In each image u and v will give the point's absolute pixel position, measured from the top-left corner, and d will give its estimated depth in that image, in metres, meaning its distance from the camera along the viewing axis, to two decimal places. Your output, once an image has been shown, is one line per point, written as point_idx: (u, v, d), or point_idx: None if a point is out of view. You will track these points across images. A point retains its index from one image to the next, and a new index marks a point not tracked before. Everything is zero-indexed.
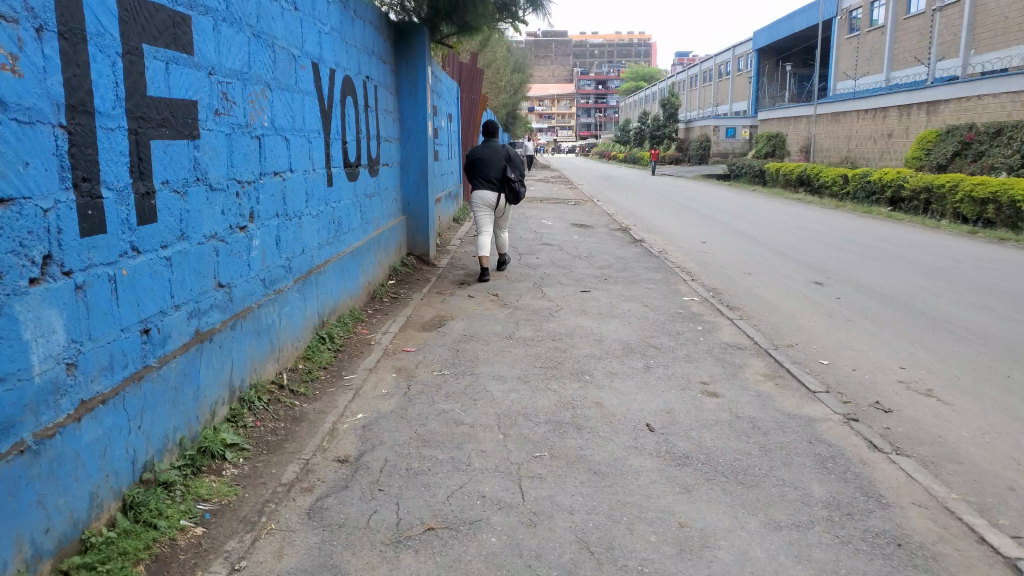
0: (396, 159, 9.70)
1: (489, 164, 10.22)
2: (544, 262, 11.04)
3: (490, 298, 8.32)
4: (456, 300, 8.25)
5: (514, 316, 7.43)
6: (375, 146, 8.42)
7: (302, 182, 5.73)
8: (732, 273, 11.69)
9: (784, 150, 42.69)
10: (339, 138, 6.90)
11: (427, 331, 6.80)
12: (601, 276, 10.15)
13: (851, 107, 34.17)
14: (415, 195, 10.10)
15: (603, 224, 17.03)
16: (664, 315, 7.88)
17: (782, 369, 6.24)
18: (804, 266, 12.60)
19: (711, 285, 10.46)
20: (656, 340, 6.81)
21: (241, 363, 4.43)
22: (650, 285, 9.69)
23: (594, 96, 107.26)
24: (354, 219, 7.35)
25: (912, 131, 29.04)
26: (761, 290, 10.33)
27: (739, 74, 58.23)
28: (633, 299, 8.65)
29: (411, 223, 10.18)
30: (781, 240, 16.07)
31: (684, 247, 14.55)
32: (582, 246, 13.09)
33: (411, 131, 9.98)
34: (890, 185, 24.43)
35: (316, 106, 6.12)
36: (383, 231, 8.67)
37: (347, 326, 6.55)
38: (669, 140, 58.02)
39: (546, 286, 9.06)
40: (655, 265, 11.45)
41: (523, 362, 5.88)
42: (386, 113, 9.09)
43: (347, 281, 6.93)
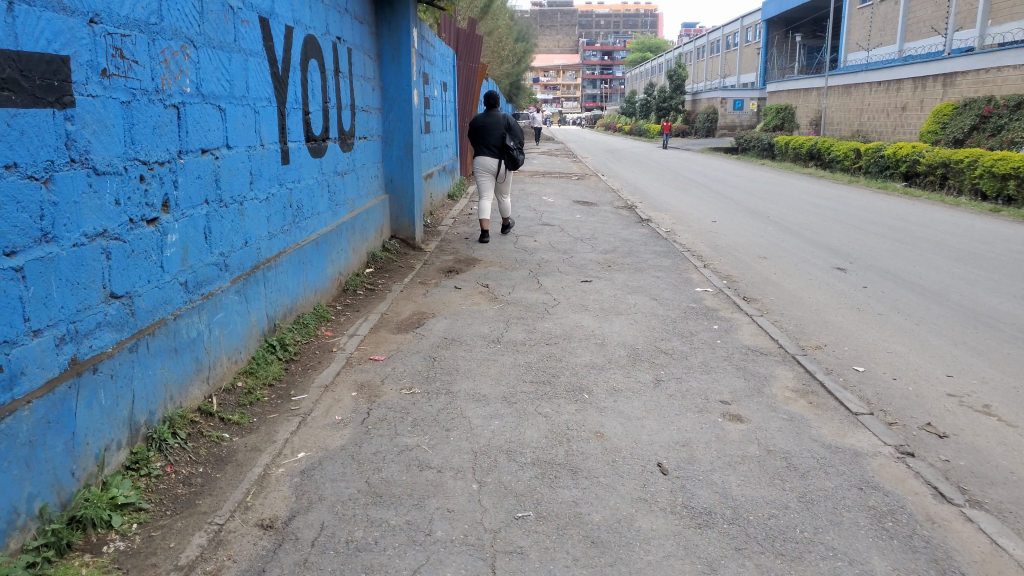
0: (376, 132, 8.75)
1: (489, 131, 10.34)
2: (542, 245, 10.08)
3: (479, 290, 7.37)
4: (440, 293, 7.31)
5: (503, 314, 6.49)
6: (348, 119, 7.48)
7: (243, 162, 4.84)
8: (746, 258, 10.71)
9: (794, 123, 41.37)
10: (299, 108, 5.95)
11: (402, 333, 5.87)
12: (604, 262, 9.18)
13: (864, 79, 32.88)
14: (399, 172, 9.14)
15: (607, 202, 16.02)
16: (676, 311, 6.93)
17: (815, 381, 5.27)
18: (823, 249, 11.61)
19: (724, 272, 9.49)
20: (668, 344, 5.87)
21: (147, 393, 3.59)
22: (658, 273, 8.73)
23: (599, 68, 105.31)
24: (319, 202, 6.44)
25: (928, 104, 27.81)
26: (780, 278, 9.36)
27: (748, 46, 56.69)
28: (639, 290, 7.69)
29: (395, 203, 9.25)
30: (795, 219, 15.04)
31: (692, 227, 13.57)
32: (584, 226, 12.11)
33: (394, 100, 9.00)
34: (905, 160, 23.34)
35: (265, 70, 5.18)
36: (360, 214, 7.74)
37: (307, 330, 5.65)
38: (675, 113, 56.62)
39: (543, 276, 8.11)
40: (662, 249, 10.48)
41: (509, 375, 4.96)
42: (363, 81, 8.12)
43: (311, 274, 6.06)
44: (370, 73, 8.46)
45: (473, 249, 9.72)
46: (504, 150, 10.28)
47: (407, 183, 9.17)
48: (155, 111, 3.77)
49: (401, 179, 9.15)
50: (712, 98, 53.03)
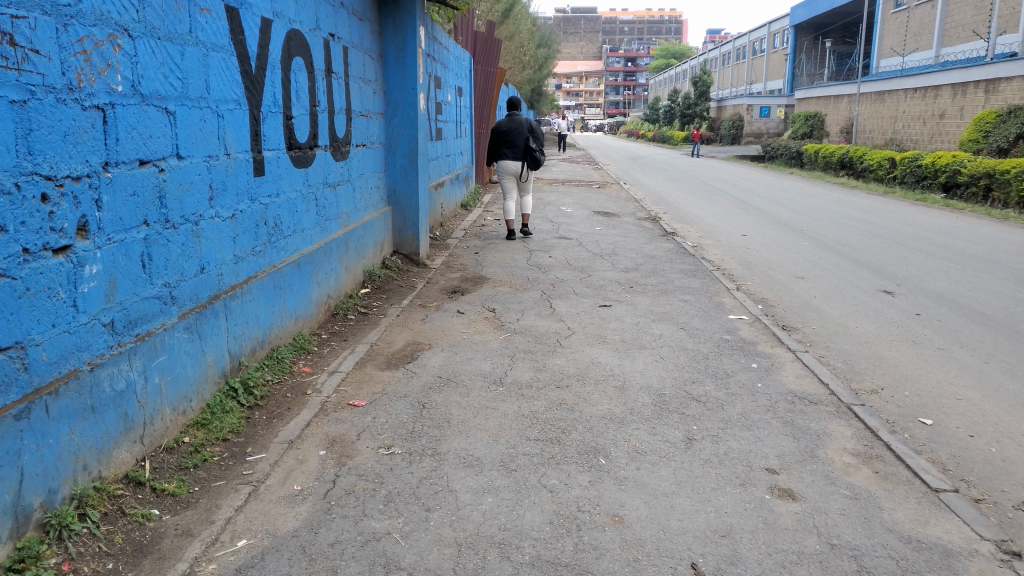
0: (378, 139, 7.97)
1: (512, 135, 10.60)
2: (559, 262, 9.28)
3: (484, 316, 6.58)
4: (440, 318, 6.52)
5: (509, 346, 5.70)
6: (343, 124, 6.71)
7: (201, 174, 4.03)
8: (782, 277, 9.84)
9: (823, 131, 40.26)
10: (278, 111, 5.15)
11: (391, 369, 5.09)
12: (626, 282, 8.37)
13: (898, 86, 31.77)
14: (403, 182, 8.37)
15: (630, 212, 15.21)
16: (707, 345, 6.09)
17: (878, 441, 4.42)
18: (865, 268, 10.71)
19: (758, 295, 8.65)
20: (700, 389, 5.04)
21: (45, 469, 2.75)
22: (686, 297, 7.89)
23: (623, 73, 104.40)
24: (303, 216, 5.67)
25: (968, 112, 26.68)
26: (820, 303, 8.50)
27: (775, 52, 55.63)
28: (665, 318, 6.87)
29: (398, 216, 8.47)
30: (831, 233, 14.13)
31: (722, 242, 12.72)
32: (604, 240, 11.29)
33: (398, 105, 8.23)
34: (943, 170, 22.26)
35: (232, 66, 4.38)
36: (354, 229, 6.96)
37: (281, 368, 4.85)
38: (699, 119, 55.62)
39: (558, 298, 7.31)
40: (690, 267, 9.64)
41: (511, 429, 4.16)
42: (362, 83, 7.36)
43: (289, 299, 5.26)
44: (371, 74, 7.69)
45: (483, 265, 8.94)
46: (527, 152, 10.60)
47: (412, 194, 8.39)
48: (67, 113, 2.90)
49: (405, 190, 8.38)
50: (739, 104, 51.97)
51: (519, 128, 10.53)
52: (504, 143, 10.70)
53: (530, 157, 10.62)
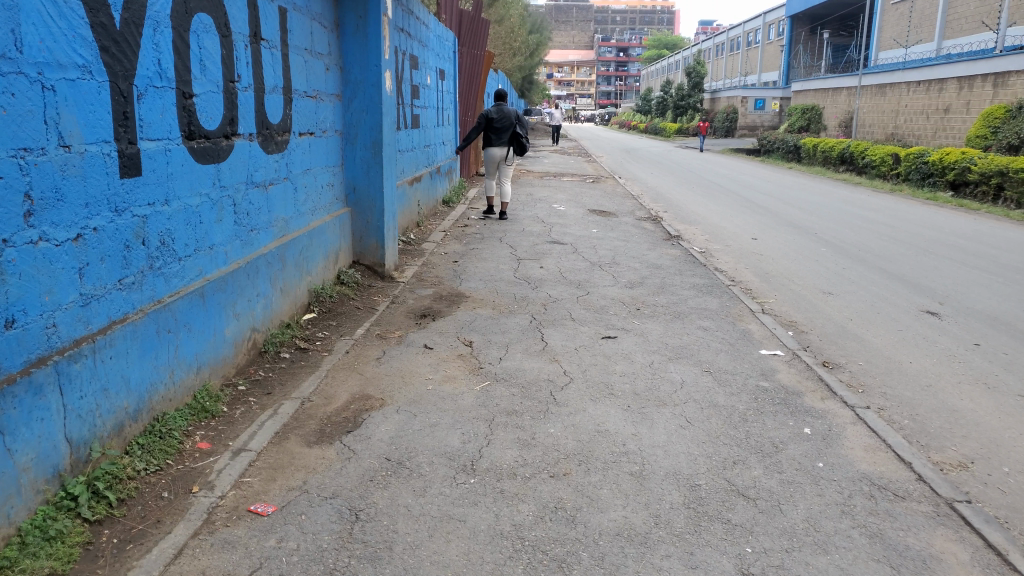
0: (331, 125, 6.56)
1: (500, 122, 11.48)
2: (551, 275, 7.92)
3: (458, 353, 5.20)
4: (401, 356, 5.12)
5: (486, 403, 4.32)
6: (278, 108, 5.32)
7: (10, 177, 2.65)
8: (806, 293, 8.51)
9: (820, 125, 38.99)
10: (168, 86, 3.75)
11: (319, 449, 3.69)
12: (630, 302, 7.00)
13: (900, 78, 30.55)
14: (364, 178, 6.96)
15: (627, 211, 13.86)
16: (744, 397, 4.73)
17: (1006, 569, 3.03)
18: (897, 282, 9.38)
19: (786, 317, 7.30)
20: (746, 475, 3.67)
21: None
22: (704, 322, 6.53)
23: (613, 63, 102.86)
24: (211, 228, 4.29)
25: (974, 106, 25.42)
26: (860, 328, 7.16)
27: (769, 44, 54.27)
28: (684, 355, 5.51)
29: (359, 219, 7.05)
30: (848, 237, 12.83)
31: (732, 246, 11.42)
32: (602, 246, 9.93)
33: (358, 85, 6.81)
34: (952, 168, 20.98)
35: (74, 14, 2.96)
36: (296, 239, 5.58)
37: (160, 451, 3.45)
38: (692, 111, 54.31)
39: (551, 326, 5.96)
40: (702, 281, 8.29)
41: (481, 566, 2.79)
42: (309, 57, 5.96)
43: (183, 345, 3.89)
44: (321, 46, 6.28)
45: (461, 278, 7.56)
46: (513, 139, 11.47)
47: (374, 193, 6.97)
48: None
49: (366, 188, 6.97)
50: (733, 96, 50.61)
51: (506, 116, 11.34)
52: (493, 130, 11.55)
53: (516, 142, 11.46)
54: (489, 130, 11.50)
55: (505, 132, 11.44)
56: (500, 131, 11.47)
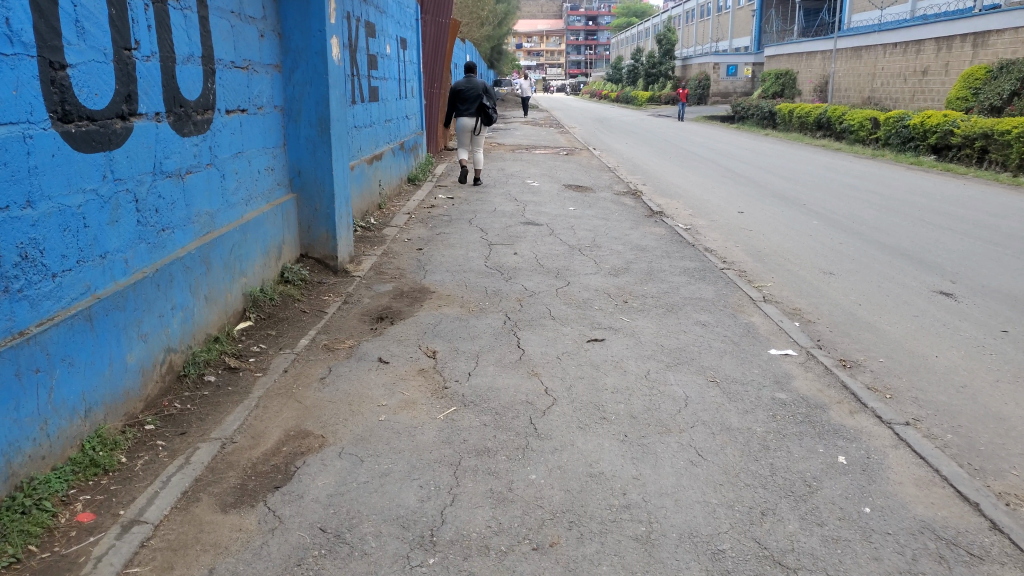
0: (269, 100, 5.65)
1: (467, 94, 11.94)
2: (526, 262, 7.10)
3: (419, 368, 4.40)
4: (351, 374, 4.30)
5: (451, 439, 3.53)
6: (196, 80, 4.38)
7: None
8: (805, 274, 7.78)
9: (795, 90, 38.25)
10: (23, 54, 2.90)
11: (238, 521, 2.89)
12: (616, 294, 6.22)
13: (876, 40, 29.87)
14: (311, 160, 6.07)
15: (605, 185, 13.05)
16: (762, 417, 4.03)
17: None
18: (900, 258, 8.68)
19: (788, 305, 6.56)
20: (781, 531, 2.90)
21: None
22: (701, 316, 5.77)
23: (583, 32, 101.33)
24: (103, 233, 3.44)
25: (953, 67, 24.77)
26: (871, 316, 6.44)
27: (740, 9, 53.34)
28: (684, 361, 4.74)
29: (305, 207, 6.16)
30: (838, 208, 12.12)
31: (718, 222, 10.68)
32: (580, 226, 9.13)
33: (300, 53, 5.90)
34: (934, 131, 20.34)
35: None
36: (225, 236, 4.70)
37: (19, 534, 2.67)
38: (664, 79, 53.47)
39: (528, 328, 5.15)
40: (693, 264, 7.52)
41: None
42: (237, 20, 5.03)
43: (61, 385, 3.05)
44: (253, 8, 5.35)
45: (426, 270, 6.72)
46: (481, 109, 11.94)
47: (324, 177, 6.11)
48: None
49: (314, 171, 6.10)
50: (705, 62, 49.71)
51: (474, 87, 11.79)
52: (460, 101, 11.99)
53: (483, 113, 11.90)
54: (457, 101, 11.93)
55: (473, 102, 11.86)
56: (468, 102, 11.89)
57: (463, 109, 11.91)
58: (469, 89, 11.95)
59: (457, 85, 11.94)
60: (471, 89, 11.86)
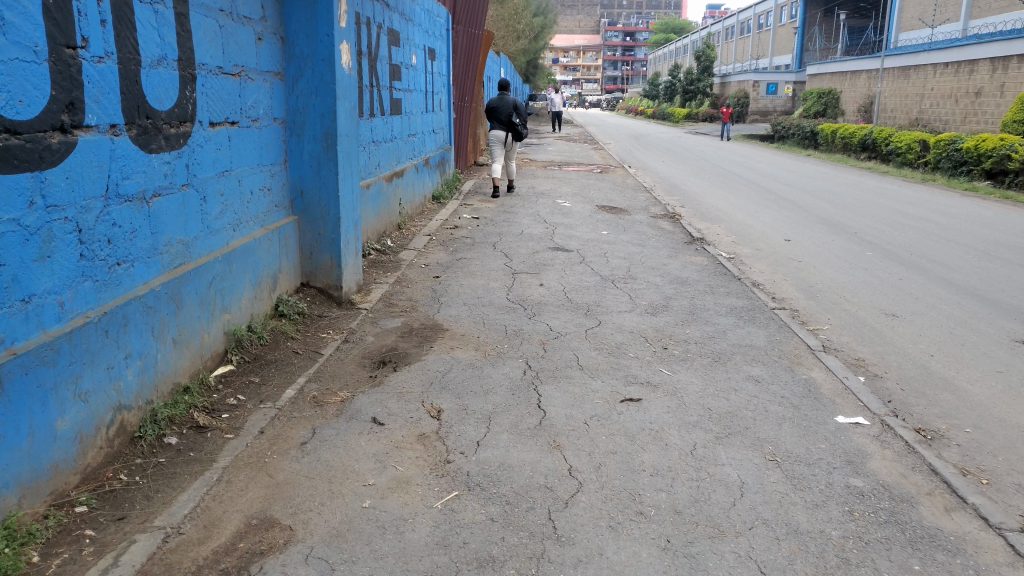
0: (266, 112, 5.05)
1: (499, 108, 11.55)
2: (552, 296, 6.39)
3: (419, 433, 3.70)
4: (337, 439, 3.62)
5: (448, 541, 2.82)
6: (169, 88, 3.76)
7: None
8: (865, 315, 6.95)
9: (838, 109, 37.11)
10: None
11: None
12: (654, 337, 5.48)
13: (926, 59, 28.75)
14: (315, 179, 5.45)
15: (641, 207, 12.31)
16: (836, 514, 3.27)
17: None
18: (970, 298, 7.79)
19: (849, 355, 5.70)
20: None
21: None
22: (752, 369, 4.98)
23: (620, 48, 100.72)
24: (26, 270, 2.77)
25: (1009, 89, 23.62)
26: (946, 371, 5.52)
27: (781, 26, 52.27)
28: (736, 432, 3.96)
29: (308, 231, 5.53)
30: (893, 237, 11.22)
31: (763, 251, 9.87)
32: (613, 253, 8.40)
33: (305, 59, 5.30)
34: (988, 156, 19.26)
35: None
36: (201, 268, 4.06)
37: None
38: (702, 95, 52.52)
39: (552, 380, 4.43)
40: (740, 302, 6.73)
41: None
42: (226, 21, 4.43)
43: None
44: (250, 8, 4.76)
45: (441, 302, 6.05)
46: (511, 126, 11.58)
47: (328, 198, 5.48)
48: None
49: (317, 191, 5.47)
50: (744, 80, 48.75)
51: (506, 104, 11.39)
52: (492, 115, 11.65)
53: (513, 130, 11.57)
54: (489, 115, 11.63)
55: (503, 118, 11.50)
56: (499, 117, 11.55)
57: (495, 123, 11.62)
58: (501, 105, 11.49)
59: (489, 101, 11.45)
60: (502, 105, 11.46)
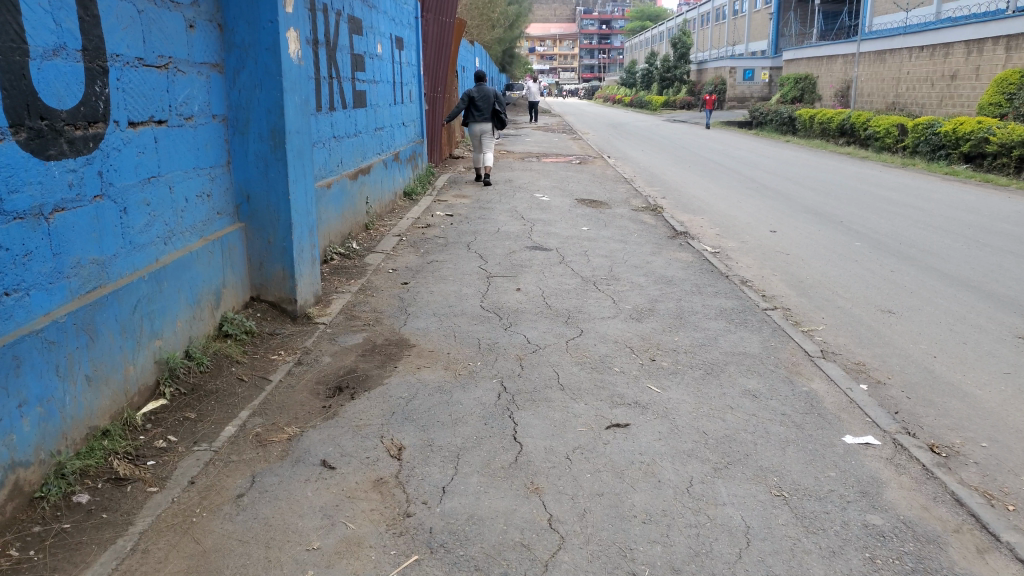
0: (202, 109, 4.53)
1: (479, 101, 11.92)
2: (529, 303, 5.90)
3: (376, 477, 3.20)
4: (280, 490, 3.12)
5: None
6: (71, 83, 3.26)
7: None
8: (860, 313, 6.51)
9: (815, 95, 36.81)
10: None
11: None
12: (639, 347, 5.01)
13: (901, 43, 28.47)
14: (262, 182, 4.93)
15: (621, 199, 11.85)
16: (857, 563, 2.73)
17: None
18: (966, 291, 7.37)
19: (849, 359, 5.22)
20: None
21: None
22: (748, 381, 4.51)
23: (596, 37, 100.23)
24: None
25: (984, 72, 23.35)
26: (951, 375, 5.00)
27: (756, 11, 51.94)
28: (735, 461, 3.46)
29: (256, 239, 5.02)
30: (880, 226, 10.82)
31: (749, 244, 9.44)
32: (593, 252, 7.92)
33: (246, 49, 4.76)
34: (966, 139, 18.95)
35: None
36: (121, 291, 3.55)
37: None
38: (679, 83, 52.16)
39: (529, 404, 3.94)
40: (729, 303, 6.28)
41: None
42: (146, 6, 3.92)
43: None
44: None
45: (408, 313, 5.54)
46: (494, 115, 11.92)
47: (277, 203, 4.95)
48: None
49: (265, 196, 4.95)
50: (721, 67, 48.41)
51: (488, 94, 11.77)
52: (473, 108, 11.89)
53: (497, 118, 11.91)
54: (470, 108, 11.86)
55: (486, 108, 11.81)
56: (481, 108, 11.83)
57: (476, 115, 11.87)
58: (483, 96, 11.89)
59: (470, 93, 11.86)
60: (484, 96, 11.85)
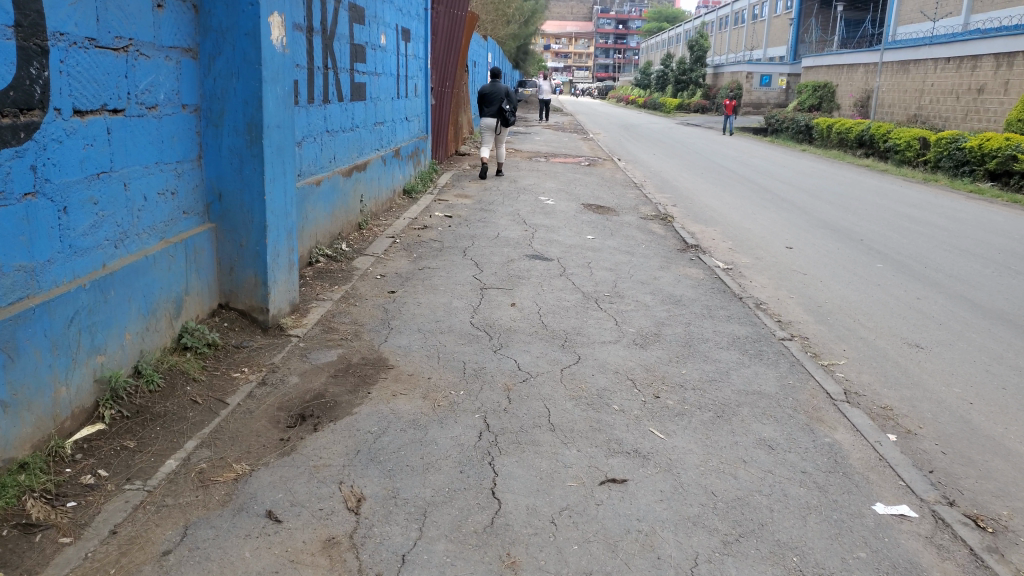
0: (169, 97, 4.07)
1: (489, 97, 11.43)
2: (524, 321, 5.44)
3: (329, 537, 2.75)
4: (214, 549, 2.67)
5: None
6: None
7: None
8: (885, 346, 6.04)
9: (833, 104, 36.23)
10: None
11: None
12: (643, 379, 4.55)
13: (926, 54, 27.87)
14: (235, 180, 4.48)
15: (630, 206, 11.38)
16: None
17: None
18: (998, 324, 6.90)
19: (873, 403, 4.76)
20: None
21: None
22: (763, 429, 4.05)
23: (613, 36, 99.56)
24: None
25: (1013, 86, 22.74)
26: (991, 428, 4.53)
27: (776, 17, 51.31)
28: (748, 534, 3.01)
29: (227, 242, 4.57)
30: (902, 246, 10.34)
31: (764, 260, 8.97)
32: (598, 264, 7.46)
33: (223, 33, 4.30)
34: (992, 156, 18.40)
35: None
36: (56, 302, 3.11)
37: None
38: (694, 86, 51.60)
39: (515, 449, 3.49)
40: (742, 330, 5.81)
41: None
42: None
43: None
44: None
45: (391, 327, 5.09)
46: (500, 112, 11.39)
47: (251, 204, 4.49)
48: None
49: (239, 195, 4.50)
50: (738, 71, 47.81)
51: (497, 90, 11.27)
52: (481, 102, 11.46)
53: (502, 116, 11.38)
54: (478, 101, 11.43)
55: (492, 104, 11.32)
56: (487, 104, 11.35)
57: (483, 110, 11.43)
58: (493, 92, 11.40)
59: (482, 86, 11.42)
60: (493, 92, 11.36)
